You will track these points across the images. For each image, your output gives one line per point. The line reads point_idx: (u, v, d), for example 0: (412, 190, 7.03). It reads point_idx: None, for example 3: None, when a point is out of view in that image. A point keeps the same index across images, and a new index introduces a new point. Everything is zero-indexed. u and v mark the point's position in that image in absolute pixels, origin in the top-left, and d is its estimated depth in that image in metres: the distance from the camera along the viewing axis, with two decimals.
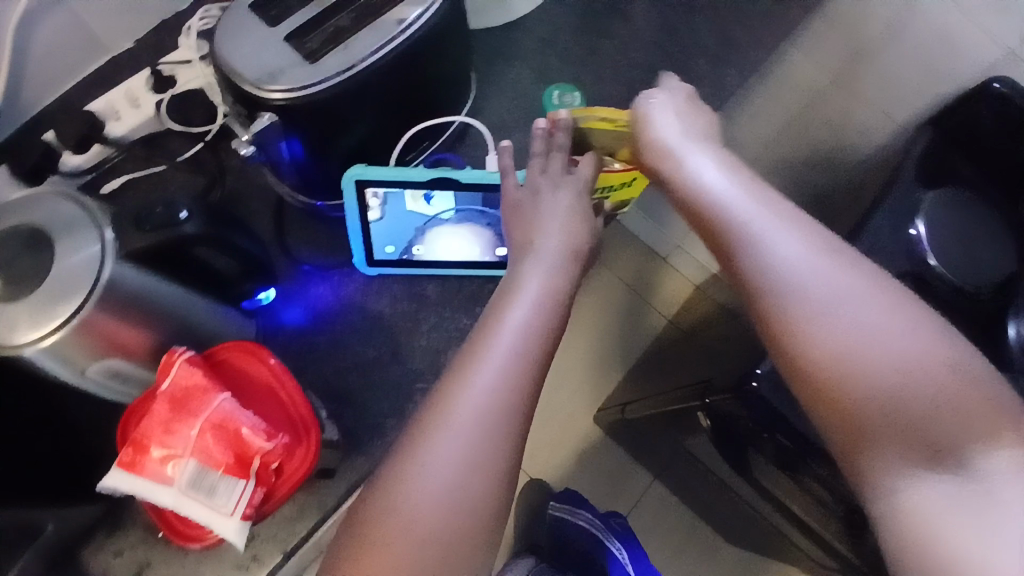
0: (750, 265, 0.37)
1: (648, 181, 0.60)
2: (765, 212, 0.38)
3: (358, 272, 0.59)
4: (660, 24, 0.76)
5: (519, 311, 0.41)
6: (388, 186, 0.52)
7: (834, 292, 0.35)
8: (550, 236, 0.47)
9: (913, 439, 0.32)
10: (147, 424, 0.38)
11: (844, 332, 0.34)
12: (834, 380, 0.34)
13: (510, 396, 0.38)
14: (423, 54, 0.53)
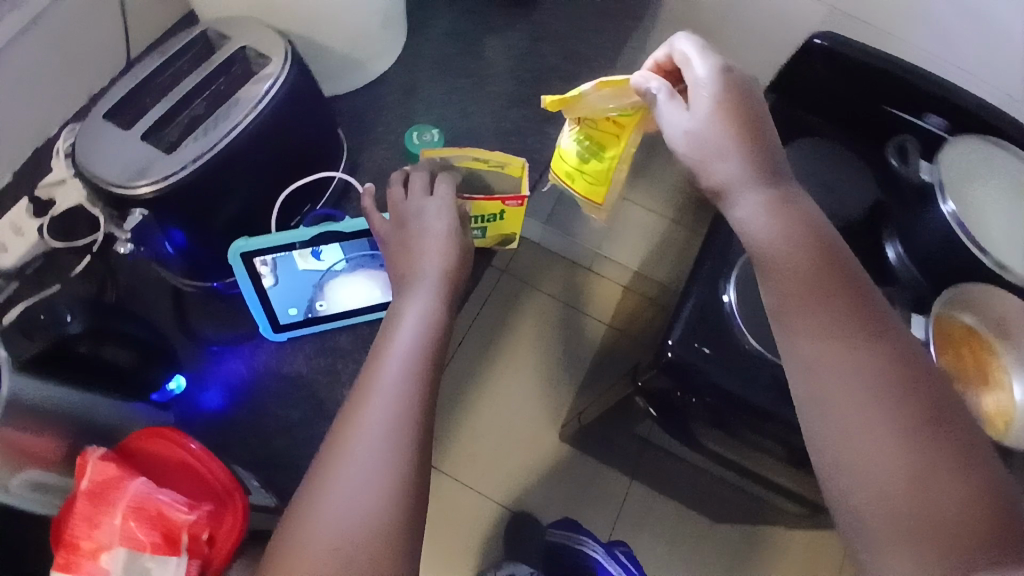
0: (815, 358, 0.45)
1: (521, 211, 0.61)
2: (839, 319, 0.45)
3: (267, 340, 0.61)
4: (511, 53, 0.82)
5: (401, 342, 0.46)
6: (275, 252, 0.55)
7: (879, 403, 0.42)
8: (424, 254, 0.51)
9: (923, 535, 0.38)
10: (71, 525, 0.39)
11: (838, 398, 0.43)
12: (864, 465, 0.41)
13: (401, 415, 0.43)
14: (280, 124, 0.57)
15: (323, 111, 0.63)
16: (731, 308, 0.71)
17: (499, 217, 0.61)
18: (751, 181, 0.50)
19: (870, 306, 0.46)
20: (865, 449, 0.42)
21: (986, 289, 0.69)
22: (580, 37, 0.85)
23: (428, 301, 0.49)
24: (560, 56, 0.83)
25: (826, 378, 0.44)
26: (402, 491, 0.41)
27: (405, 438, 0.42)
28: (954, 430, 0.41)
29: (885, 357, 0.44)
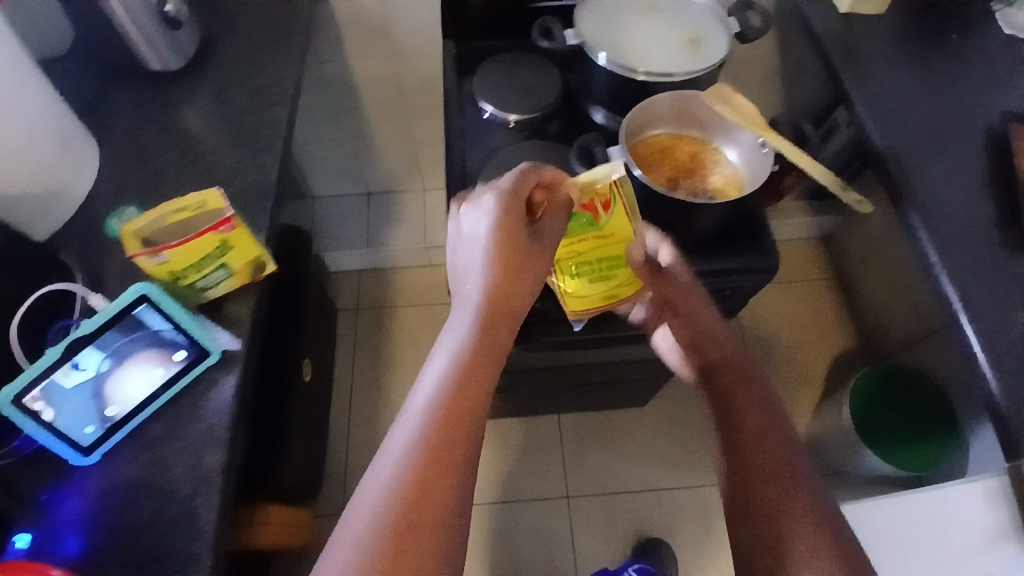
0: (729, 397, 0.68)
1: (238, 232, 0.62)
2: (732, 378, 0.69)
3: (88, 467, 0.63)
4: (201, 111, 0.84)
5: (446, 352, 0.53)
6: (37, 384, 0.57)
7: (763, 431, 0.63)
8: (477, 272, 0.57)
9: (764, 523, 0.57)
10: None
11: (738, 445, 0.63)
12: (747, 475, 0.60)
13: (420, 436, 0.47)
14: None
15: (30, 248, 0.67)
16: None
17: (224, 249, 0.63)
18: (697, 344, 0.73)
19: (768, 400, 0.66)
20: (744, 467, 0.61)
21: (648, 101, 0.77)
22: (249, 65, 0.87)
23: (477, 317, 0.55)
24: (237, 92, 0.85)
25: (731, 418, 0.66)
26: (409, 508, 0.44)
27: (422, 463, 0.46)
28: (804, 466, 0.60)
29: (788, 451, 0.61)
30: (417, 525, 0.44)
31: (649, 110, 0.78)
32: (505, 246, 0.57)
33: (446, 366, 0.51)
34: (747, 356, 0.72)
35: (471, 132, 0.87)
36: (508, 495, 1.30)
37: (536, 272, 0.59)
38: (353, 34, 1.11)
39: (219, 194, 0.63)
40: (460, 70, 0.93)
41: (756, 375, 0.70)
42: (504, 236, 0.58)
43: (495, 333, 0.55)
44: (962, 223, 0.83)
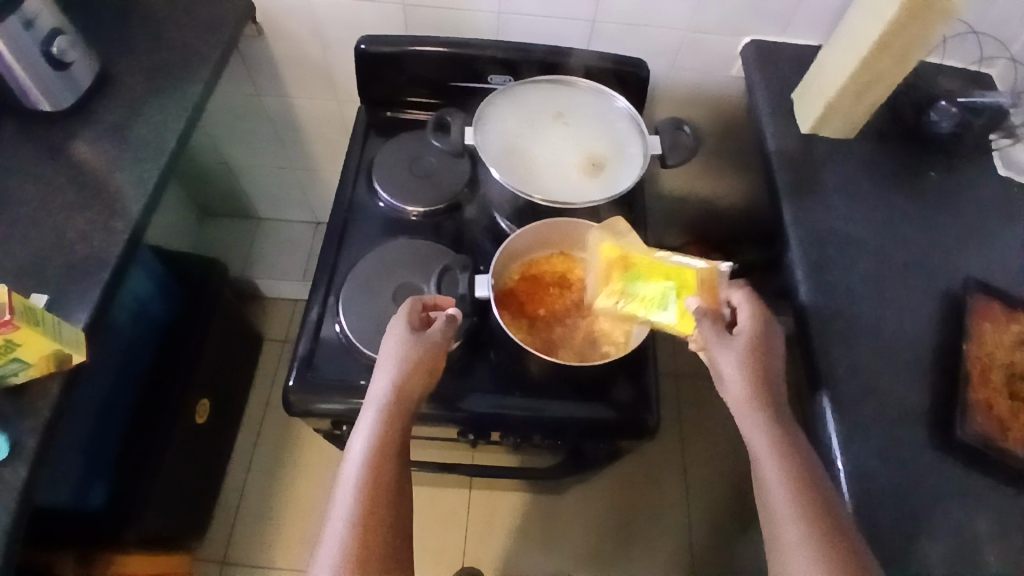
0: (763, 416, 0.57)
1: (19, 332, 0.57)
2: (768, 393, 0.57)
3: None
4: (77, 147, 0.79)
5: (364, 436, 0.58)
6: None
7: (783, 465, 0.54)
8: (386, 374, 0.61)
9: (770, 533, 0.54)
10: None
11: (766, 462, 0.55)
12: (763, 498, 0.55)
13: (358, 504, 0.54)
14: None
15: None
16: (346, 337, 0.72)
17: (9, 347, 0.57)
18: (748, 342, 0.59)
19: (787, 435, 0.56)
20: (766, 481, 0.54)
21: (512, 240, 0.71)
22: (145, 105, 0.83)
23: (384, 417, 0.59)
24: (124, 135, 0.80)
25: (755, 439, 0.56)
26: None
27: (359, 529, 0.53)
28: (821, 504, 0.52)
29: (792, 466, 0.54)
30: None
31: (517, 243, 0.71)
32: (407, 358, 0.62)
33: (363, 461, 0.57)
34: (771, 371, 0.58)
35: (364, 216, 0.81)
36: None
37: (435, 377, 0.64)
38: (290, 73, 1.04)
39: (11, 292, 0.57)
40: (370, 143, 0.86)
41: (772, 380, 0.58)
42: (401, 351, 0.62)
43: (399, 429, 0.59)
44: (891, 410, 0.69)
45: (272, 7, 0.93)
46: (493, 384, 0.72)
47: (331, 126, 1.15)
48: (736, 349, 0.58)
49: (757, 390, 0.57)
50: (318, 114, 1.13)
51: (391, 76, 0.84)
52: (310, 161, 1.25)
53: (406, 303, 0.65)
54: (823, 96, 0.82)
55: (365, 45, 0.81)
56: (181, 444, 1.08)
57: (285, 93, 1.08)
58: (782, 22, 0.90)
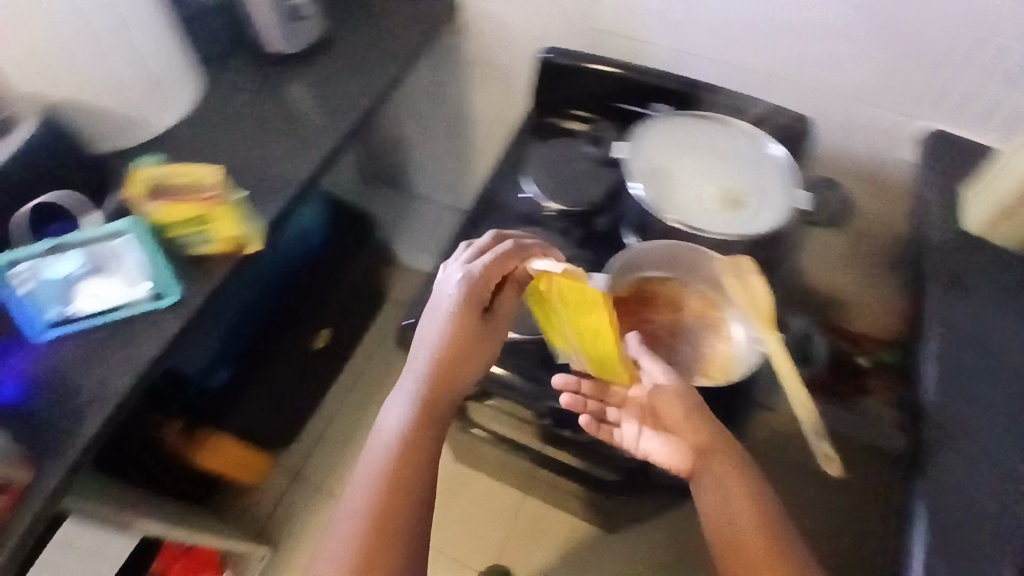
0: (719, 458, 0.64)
1: (215, 208, 0.75)
2: (718, 435, 0.65)
3: (38, 343, 0.73)
4: (299, 92, 0.95)
5: (419, 365, 0.67)
6: (27, 262, 0.70)
7: (742, 503, 0.62)
8: (433, 320, 0.68)
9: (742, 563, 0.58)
10: None
11: (724, 497, 0.62)
12: (731, 533, 0.60)
13: (398, 427, 0.64)
14: (32, 170, 0.73)
15: (88, 168, 0.78)
16: None
17: (205, 219, 0.76)
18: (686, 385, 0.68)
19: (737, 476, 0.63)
20: (729, 514, 0.61)
21: (637, 250, 0.74)
22: (354, 70, 0.97)
23: (421, 389, 0.66)
24: (330, 90, 0.95)
25: (710, 476, 0.64)
26: (387, 482, 0.61)
27: (395, 447, 0.63)
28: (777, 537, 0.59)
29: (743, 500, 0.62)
30: (392, 494, 0.60)
31: (646, 255, 0.74)
32: (449, 335, 0.66)
33: (407, 400, 0.65)
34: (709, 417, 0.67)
35: (508, 200, 0.88)
36: (433, 544, 1.27)
37: (478, 355, 0.69)
38: (474, 69, 1.16)
39: (217, 175, 0.79)
40: (528, 142, 0.93)
41: (725, 438, 0.66)
42: (446, 328, 0.66)
43: (455, 357, 0.67)
44: (991, 538, 0.63)
45: (475, 9, 1.05)
46: (577, 382, 0.75)
47: (496, 123, 1.25)
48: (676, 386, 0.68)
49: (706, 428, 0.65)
50: (488, 113, 1.24)
51: (563, 87, 0.91)
52: (468, 152, 1.36)
53: (459, 276, 0.67)
54: (998, 197, 0.77)
55: (549, 54, 0.89)
56: (295, 363, 1.22)
57: (465, 87, 1.20)
58: (973, 115, 0.85)
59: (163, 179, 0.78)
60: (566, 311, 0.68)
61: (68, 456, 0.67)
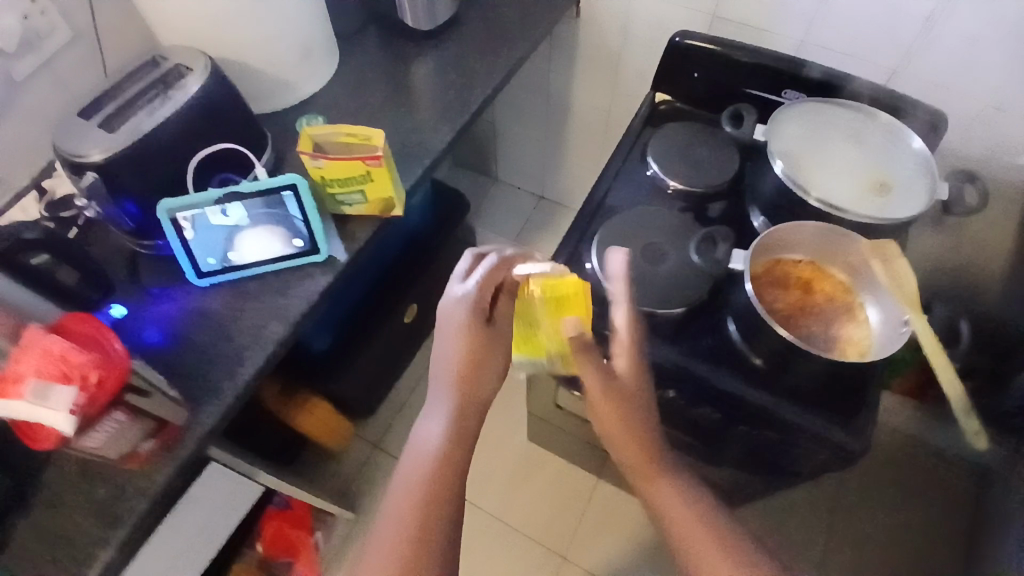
0: (664, 465, 0.67)
1: (381, 169, 0.74)
2: (658, 443, 0.68)
3: (195, 287, 0.77)
4: (428, 71, 0.99)
5: (443, 386, 0.68)
6: (191, 210, 0.71)
7: (692, 508, 0.65)
8: (449, 338, 0.68)
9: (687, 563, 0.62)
10: (23, 367, 0.55)
11: (677, 501, 0.65)
12: (675, 531, 0.64)
13: (426, 446, 0.65)
14: (197, 119, 0.74)
15: (245, 122, 0.80)
16: (593, 272, 0.81)
17: (366, 178, 0.75)
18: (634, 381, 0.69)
19: (676, 481, 0.67)
20: (679, 518, 0.64)
21: (787, 226, 0.73)
22: (479, 51, 1.01)
23: (457, 411, 0.66)
24: (456, 70, 0.99)
25: (659, 484, 0.67)
26: (425, 504, 0.62)
27: (426, 468, 0.64)
28: (720, 539, 0.62)
29: (690, 505, 0.65)
30: (427, 515, 0.62)
31: (793, 234, 0.74)
32: (464, 359, 0.67)
33: (437, 420, 0.66)
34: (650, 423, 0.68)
35: (631, 180, 0.90)
36: (470, 494, 1.33)
37: (494, 375, 0.68)
38: (583, 56, 1.18)
39: (382, 137, 0.74)
40: (648, 125, 0.95)
41: (656, 448, 0.68)
42: (456, 354, 0.67)
43: (467, 377, 0.67)
44: None
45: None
46: (708, 357, 0.75)
47: (593, 112, 1.27)
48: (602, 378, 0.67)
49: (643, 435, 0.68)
50: (587, 100, 1.26)
51: (689, 72, 0.92)
52: (561, 138, 1.37)
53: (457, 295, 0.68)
54: None
55: (679, 39, 0.91)
56: (385, 335, 1.25)
57: (567, 73, 1.22)
58: None
59: (324, 138, 0.75)
60: (547, 309, 0.72)
61: (224, 394, 0.69)
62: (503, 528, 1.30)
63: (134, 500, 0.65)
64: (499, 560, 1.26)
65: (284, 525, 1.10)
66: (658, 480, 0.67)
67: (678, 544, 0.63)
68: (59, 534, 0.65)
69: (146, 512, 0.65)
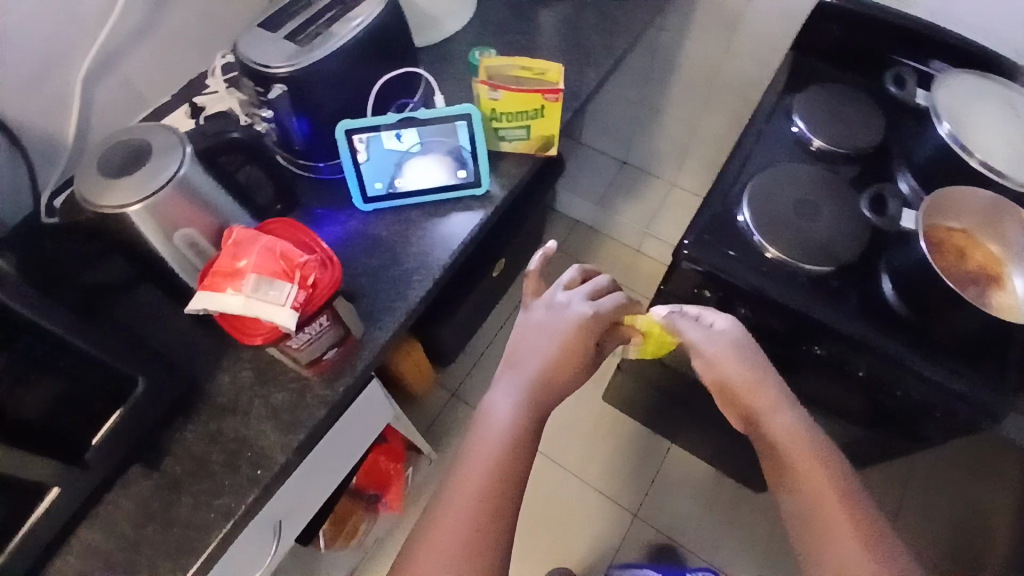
0: (783, 409, 0.67)
1: (557, 104, 0.75)
2: (778, 385, 0.69)
3: (358, 211, 0.78)
4: (566, 19, 0.98)
5: (535, 363, 0.67)
6: (369, 132, 0.72)
7: (806, 438, 0.65)
8: (552, 334, 0.68)
9: (806, 500, 0.61)
10: (246, 264, 0.55)
11: (790, 430, 0.65)
12: (784, 462, 0.64)
13: (509, 425, 0.63)
14: (373, 41, 0.73)
15: (406, 51, 0.79)
16: (744, 225, 0.81)
17: (539, 113, 0.76)
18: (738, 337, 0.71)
19: (798, 424, 0.66)
20: (796, 453, 0.63)
21: (952, 190, 0.75)
22: (616, 4, 1.00)
23: (530, 394, 0.65)
24: (594, 22, 0.98)
25: (770, 429, 0.66)
26: (499, 479, 0.59)
27: (509, 447, 0.61)
28: (830, 472, 0.62)
29: (806, 442, 0.64)
30: (499, 490, 0.58)
31: (956, 197, 0.75)
32: (567, 338, 0.68)
33: (521, 400, 0.65)
34: (772, 375, 0.69)
35: (774, 137, 0.90)
36: (544, 448, 1.36)
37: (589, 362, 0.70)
38: (702, 17, 1.16)
39: (558, 69, 0.75)
40: (789, 86, 0.94)
41: (782, 399, 0.68)
42: (567, 330, 0.69)
43: (573, 361, 0.68)
44: None
45: None
46: (861, 312, 0.76)
47: (699, 76, 1.26)
48: (716, 338, 0.71)
49: (758, 375, 0.69)
50: (695, 65, 1.24)
51: (839, 33, 0.91)
52: (659, 102, 1.36)
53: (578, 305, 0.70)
54: None
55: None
56: (478, 286, 1.26)
57: (681, 34, 1.21)
58: None
59: (500, 70, 0.76)
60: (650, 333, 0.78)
61: (398, 313, 0.70)
62: (577, 485, 1.32)
63: (315, 410, 0.65)
64: (571, 511, 1.30)
65: (383, 458, 1.11)
66: (765, 424, 0.67)
67: (791, 477, 0.63)
68: (232, 437, 0.65)
69: (323, 422, 0.66)
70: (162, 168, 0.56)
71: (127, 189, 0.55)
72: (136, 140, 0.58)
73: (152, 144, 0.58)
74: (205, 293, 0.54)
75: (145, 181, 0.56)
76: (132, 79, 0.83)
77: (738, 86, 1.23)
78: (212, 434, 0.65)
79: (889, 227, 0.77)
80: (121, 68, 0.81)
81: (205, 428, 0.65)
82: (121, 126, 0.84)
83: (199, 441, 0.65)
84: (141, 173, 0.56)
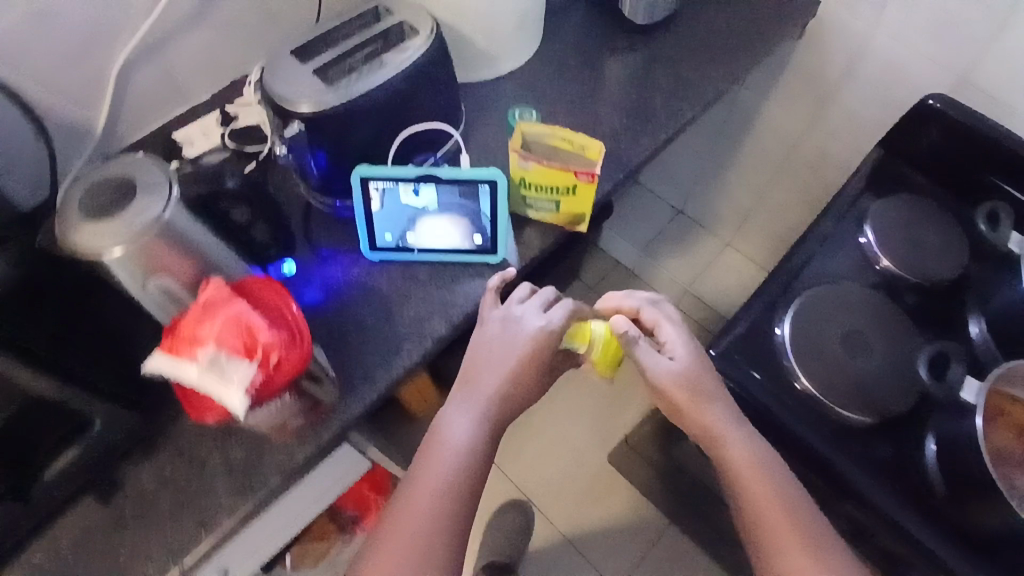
0: (736, 431, 0.62)
1: (590, 184, 0.68)
2: (723, 400, 0.64)
3: (364, 258, 0.74)
4: (633, 74, 0.90)
5: (490, 384, 0.61)
6: (384, 183, 0.66)
7: (761, 459, 0.61)
8: (507, 356, 0.62)
9: (771, 540, 0.56)
10: (206, 330, 0.50)
11: (745, 452, 0.61)
12: (741, 488, 0.59)
13: (465, 451, 0.58)
14: (408, 88, 0.68)
15: (446, 96, 0.74)
16: (780, 345, 0.73)
17: (570, 190, 0.69)
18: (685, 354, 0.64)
19: (756, 447, 0.61)
20: (755, 486, 0.59)
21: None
22: (692, 63, 0.91)
23: (489, 414, 0.61)
24: (664, 81, 0.89)
25: (722, 449, 0.61)
26: (455, 512, 0.55)
27: (464, 475, 0.57)
28: (785, 506, 0.58)
29: (760, 470, 0.59)
30: (458, 522, 0.55)
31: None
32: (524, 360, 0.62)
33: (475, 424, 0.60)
34: (718, 396, 0.64)
35: (837, 244, 0.80)
36: (535, 496, 1.31)
37: (541, 385, 0.64)
38: (790, 82, 1.05)
39: (599, 148, 0.68)
40: (868, 188, 0.84)
41: (731, 416, 0.63)
42: (523, 354, 0.62)
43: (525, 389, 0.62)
44: None
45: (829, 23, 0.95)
46: (890, 475, 0.67)
47: (776, 143, 1.15)
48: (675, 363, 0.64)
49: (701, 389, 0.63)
50: (772, 131, 1.14)
51: (938, 140, 0.80)
52: (729, 161, 1.25)
53: (533, 320, 0.63)
54: None
55: (934, 101, 0.79)
56: None
57: (763, 97, 1.10)
58: None
59: (538, 139, 0.70)
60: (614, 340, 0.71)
61: (377, 383, 0.66)
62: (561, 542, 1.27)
63: (270, 473, 0.62)
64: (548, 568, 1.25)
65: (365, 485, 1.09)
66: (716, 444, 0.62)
67: (749, 507, 0.58)
68: (185, 484, 0.62)
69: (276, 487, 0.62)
70: (145, 212, 0.53)
71: (105, 229, 0.52)
72: (129, 175, 0.55)
73: (144, 182, 0.55)
74: (162, 352, 0.51)
75: (125, 223, 0.52)
76: (171, 76, 0.81)
77: (815, 162, 1.11)
78: (167, 476, 0.63)
79: (938, 391, 0.67)
80: (160, 63, 0.79)
81: (161, 468, 0.63)
82: (152, 118, 0.83)
83: (153, 480, 0.63)
84: (124, 214, 0.53)
